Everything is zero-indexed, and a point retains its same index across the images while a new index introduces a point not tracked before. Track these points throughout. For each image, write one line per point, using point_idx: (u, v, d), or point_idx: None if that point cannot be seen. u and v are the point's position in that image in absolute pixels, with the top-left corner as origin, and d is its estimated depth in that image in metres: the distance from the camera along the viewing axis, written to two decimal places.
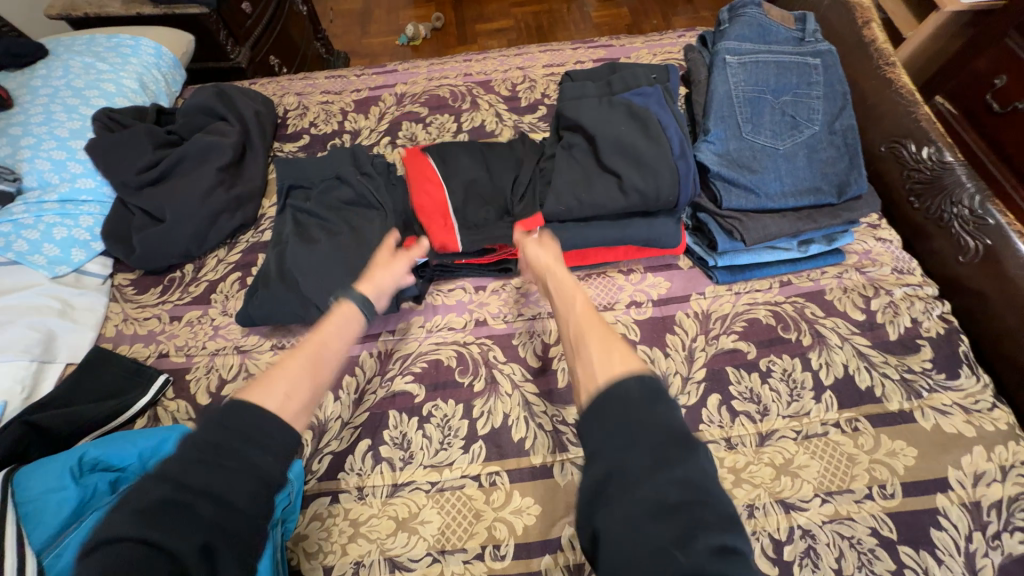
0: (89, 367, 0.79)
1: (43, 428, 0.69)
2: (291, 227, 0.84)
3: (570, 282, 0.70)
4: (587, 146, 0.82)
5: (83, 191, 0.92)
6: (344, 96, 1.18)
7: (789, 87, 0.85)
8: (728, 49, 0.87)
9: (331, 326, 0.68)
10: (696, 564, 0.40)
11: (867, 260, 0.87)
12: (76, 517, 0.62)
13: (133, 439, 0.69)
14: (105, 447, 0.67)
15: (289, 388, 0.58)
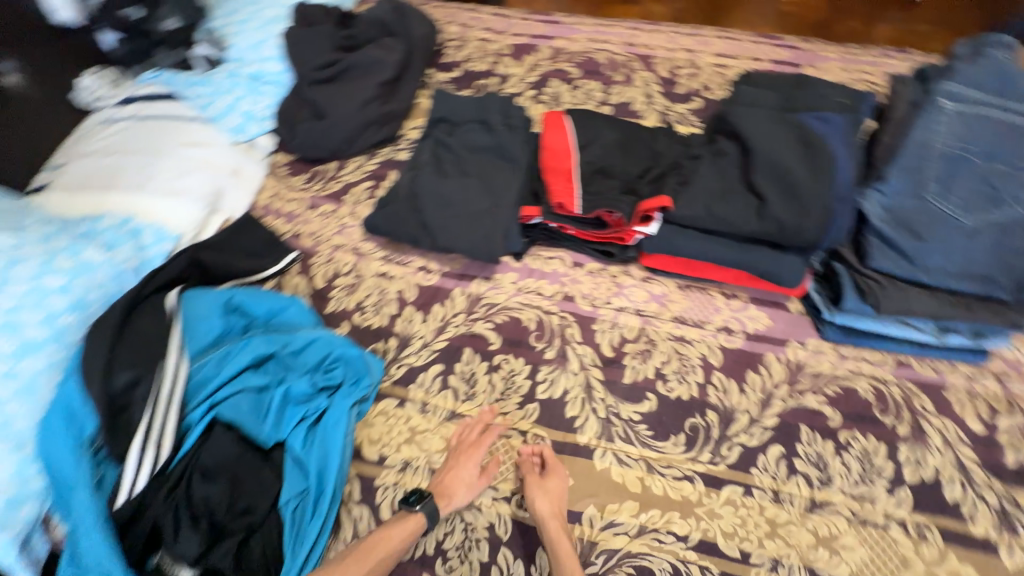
0: (240, 230, 0.92)
1: (205, 266, 0.86)
2: (430, 156, 0.89)
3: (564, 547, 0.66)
4: (738, 157, 0.78)
5: (269, 74, 1.05)
6: (504, 39, 1.19)
7: (1007, 154, 0.72)
8: (948, 91, 0.74)
9: (391, 537, 0.67)
10: None
11: (1012, 372, 0.76)
12: (215, 342, 0.78)
13: (267, 296, 0.82)
14: (247, 297, 0.80)
15: None
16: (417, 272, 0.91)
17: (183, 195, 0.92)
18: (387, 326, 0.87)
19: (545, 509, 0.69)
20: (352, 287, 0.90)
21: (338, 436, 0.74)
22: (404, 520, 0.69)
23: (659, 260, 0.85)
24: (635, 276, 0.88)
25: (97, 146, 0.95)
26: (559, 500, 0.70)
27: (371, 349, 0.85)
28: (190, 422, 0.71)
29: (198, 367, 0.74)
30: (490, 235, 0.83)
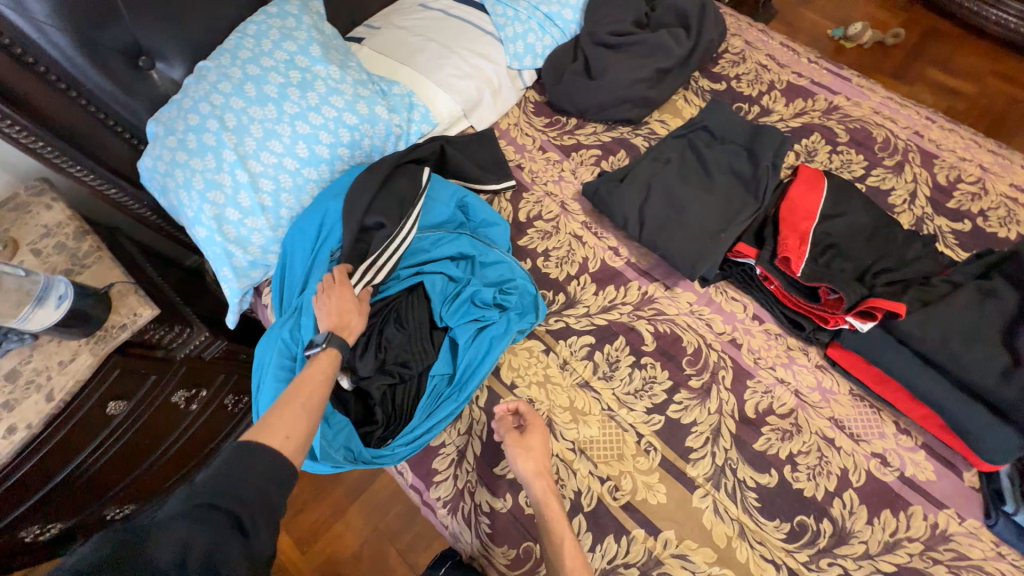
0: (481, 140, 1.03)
1: (446, 157, 0.98)
2: (676, 159, 0.93)
3: (558, 520, 0.69)
4: (1011, 311, 0.73)
5: (561, 20, 1.13)
6: (782, 72, 1.14)
7: None
8: None
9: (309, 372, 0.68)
10: None
11: None
12: (438, 224, 0.92)
13: (488, 207, 0.92)
14: (474, 201, 0.92)
15: (291, 428, 0.59)
16: (605, 249, 0.96)
17: (454, 92, 1.04)
18: (561, 281, 0.93)
19: (531, 471, 0.72)
20: (546, 234, 0.97)
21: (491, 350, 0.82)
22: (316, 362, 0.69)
23: (848, 357, 0.82)
24: (812, 359, 0.84)
25: (409, 24, 1.10)
26: (546, 476, 0.73)
27: (541, 292, 0.92)
28: (400, 275, 0.86)
29: (419, 238, 0.89)
30: (701, 252, 0.84)
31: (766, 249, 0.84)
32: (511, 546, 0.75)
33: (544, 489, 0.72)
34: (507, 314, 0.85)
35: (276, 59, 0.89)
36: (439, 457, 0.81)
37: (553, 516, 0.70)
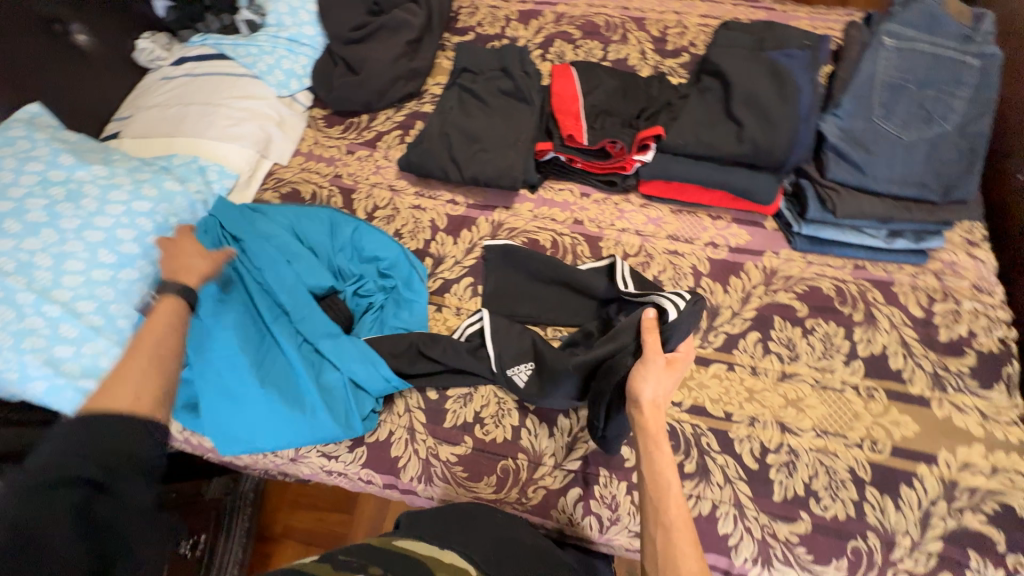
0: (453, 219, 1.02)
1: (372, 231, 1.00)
2: (455, 102, 1.03)
3: (663, 457, 0.64)
4: (721, 93, 0.91)
5: (305, 37, 1.17)
6: (511, 5, 1.32)
7: (937, 82, 0.83)
8: (889, 31, 0.86)
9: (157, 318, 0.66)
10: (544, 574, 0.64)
11: (948, 270, 0.91)
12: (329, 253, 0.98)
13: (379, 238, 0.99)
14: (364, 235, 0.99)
15: (141, 383, 0.57)
16: (446, 204, 1.05)
17: (239, 140, 1.05)
18: (422, 248, 1.01)
19: (644, 403, 0.67)
20: (389, 218, 1.04)
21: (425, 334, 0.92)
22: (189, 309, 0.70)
23: (655, 186, 1.00)
24: (635, 202, 1.02)
25: (159, 100, 1.08)
26: (657, 415, 0.67)
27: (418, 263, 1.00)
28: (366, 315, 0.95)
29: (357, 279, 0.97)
30: (514, 161, 0.96)
31: (555, 137, 0.99)
32: (488, 476, 0.82)
33: (659, 434, 0.66)
34: (395, 288, 0.97)
35: (25, 185, 0.84)
36: (394, 445, 0.85)
37: (658, 454, 0.64)
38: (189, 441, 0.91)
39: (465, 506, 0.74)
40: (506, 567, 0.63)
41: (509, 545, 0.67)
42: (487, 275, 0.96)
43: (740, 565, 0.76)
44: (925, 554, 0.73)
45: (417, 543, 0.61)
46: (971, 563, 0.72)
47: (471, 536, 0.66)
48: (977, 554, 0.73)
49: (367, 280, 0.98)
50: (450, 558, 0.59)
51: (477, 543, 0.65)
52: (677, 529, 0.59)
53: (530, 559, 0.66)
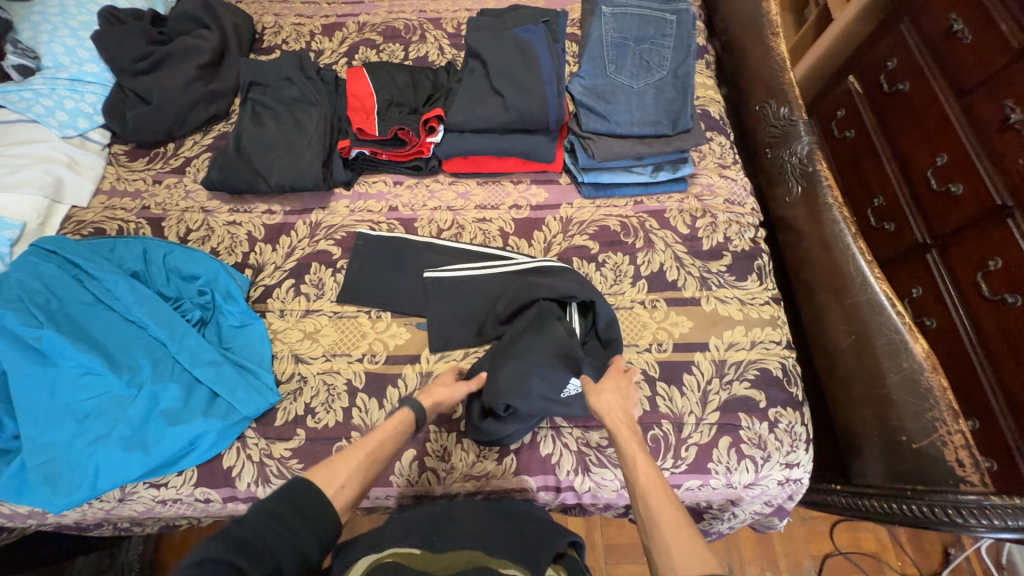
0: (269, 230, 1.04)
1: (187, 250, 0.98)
2: (251, 117, 1.06)
3: (631, 445, 0.69)
4: (483, 71, 1.04)
5: (89, 74, 1.14)
6: (314, 20, 1.37)
7: (647, 37, 1.04)
8: (605, 1, 1.07)
9: (386, 426, 0.72)
10: (539, 532, 0.74)
11: (706, 191, 1.08)
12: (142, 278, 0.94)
13: (196, 257, 0.96)
14: (178, 254, 0.96)
15: (347, 476, 0.64)
16: (263, 215, 1.07)
17: (20, 188, 1.00)
18: (241, 261, 1.02)
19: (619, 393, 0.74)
20: (205, 238, 1.04)
21: (255, 341, 0.92)
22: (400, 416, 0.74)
23: (456, 164, 1.08)
24: (443, 181, 1.10)
25: None
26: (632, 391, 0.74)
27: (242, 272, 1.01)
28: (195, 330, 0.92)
29: (178, 296, 0.94)
30: (310, 164, 1.01)
31: (350, 134, 1.06)
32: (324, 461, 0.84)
33: (621, 424, 0.73)
34: (217, 304, 0.94)
35: None
36: (225, 455, 0.85)
37: (625, 441, 0.70)
38: (1, 511, 0.84)
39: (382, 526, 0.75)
40: (450, 539, 0.70)
41: (440, 524, 0.73)
42: (354, 259, 1.01)
43: (565, 478, 0.85)
44: (707, 426, 0.86)
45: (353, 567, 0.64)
46: (743, 423, 0.86)
47: (400, 530, 0.72)
48: (746, 414, 0.87)
49: (187, 300, 0.93)
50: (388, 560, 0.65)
51: (411, 535, 0.71)
52: (653, 493, 0.62)
53: (471, 521, 0.74)
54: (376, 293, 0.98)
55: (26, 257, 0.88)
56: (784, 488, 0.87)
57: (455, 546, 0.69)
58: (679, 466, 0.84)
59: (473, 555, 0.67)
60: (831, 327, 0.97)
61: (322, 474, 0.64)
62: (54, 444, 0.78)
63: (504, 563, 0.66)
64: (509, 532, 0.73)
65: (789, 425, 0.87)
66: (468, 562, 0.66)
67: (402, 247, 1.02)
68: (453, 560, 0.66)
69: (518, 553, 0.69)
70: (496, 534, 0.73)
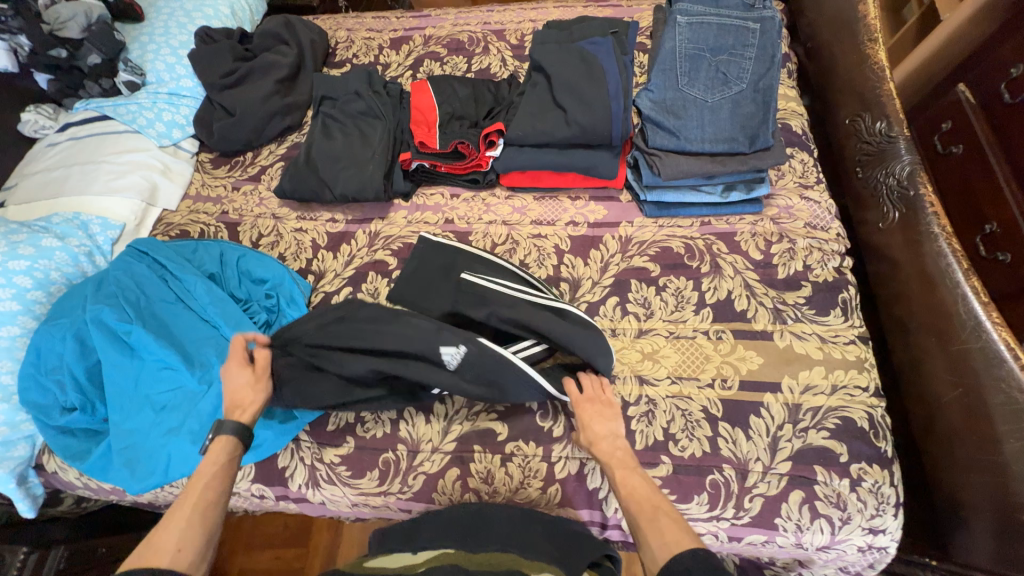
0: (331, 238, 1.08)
1: (258, 254, 1.03)
2: (321, 129, 1.11)
3: (610, 453, 0.73)
4: (546, 85, 1.01)
5: (185, 89, 1.24)
6: (383, 34, 1.42)
7: (726, 47, 0.97)
8: (680, 10, 1.01)
9: (200, 468, 0.69)
10: (572, 534, 0.73)
11: (783, 214, 0.98)
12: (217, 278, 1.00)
13: (265, 261, 1.02)
14: (249, 258, 1.02)
15: (180, 538, 0.60)
16: (327, 223, 1.11)
17: (122, 192, 1.11)
18: (305, 267, 1.06)
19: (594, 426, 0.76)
20: (274, 243, 1.10)
21: None
22: (213, 450, 0.71)
23: (514, 178, 1.07)
24: (500, 195, 1.09)
25: (44, 166, 1.15)
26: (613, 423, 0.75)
27: (305, 277, 1.05)
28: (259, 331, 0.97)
29: (247, 297, 0.99)
30: (372, 176, 1.04)
31: (412, 146, 1.08)
32: (370, 471, 0.86)
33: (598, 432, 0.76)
34: (280, 307, 0.99)
35: None
36: (281, 455, 0.88)
37: (604, 450, 0.74)
38: (89, 485, 0.93)
39: (420, 521, 0.78)
40: (484, 540, 0.71)
41: (476, 526, 0.74)
42: (409, 264, 1.02)
43: (612, 515, 0.81)
44: (776, 476, 0.78)
45: (393, 560, 0.67)
46: (819, 477, 0.77)
47: (438, 531, 0.74)
48: (823, 468, 0.78)
49: (254, 302, 0.99)
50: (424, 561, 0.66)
51: (448, 536, 0.72)
52: (634, 496, 0.66)
53: (505, 519, 0.75)
54: (417, 293, 0.98)
55: (122, 256, 0.97)
56: (865, 556, 0.77)
57: (491, 545, 0.69)
58: (741, 518, 0.77)
59: (506, 555, 0.66)
60: (932, 375, 0.85)
61: (153, 545, 0.59)
62: (135, 431, 0.84)
63: (538, 563, 0.65)
64: (546, 537, 0.72)
65: (875, 485, 0.76)
66: (501, 562, 0.64)
67: (456, 258, 1.00)
68: (486, 557, 0.66)
69: (552, 553, 0.69)
70: (528, 534, 0.73)
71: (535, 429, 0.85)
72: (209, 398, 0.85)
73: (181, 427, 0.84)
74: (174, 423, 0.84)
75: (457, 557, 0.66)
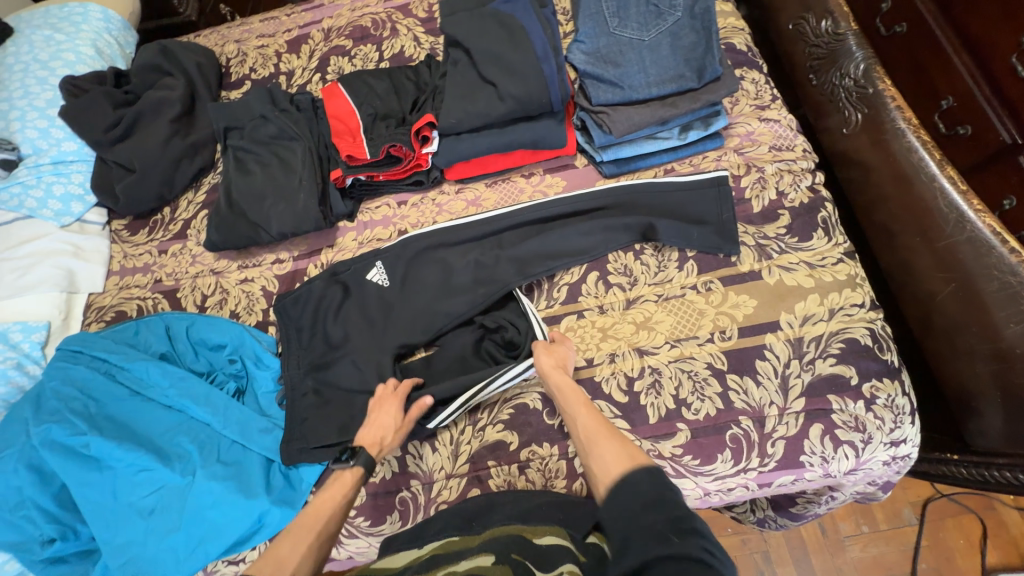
0: (284, 280, 1.00)
1: (207, 317, 0.94)
2: (234, 164, 0.99)
3: (561, 383, 0.73)
4: (468, 60, 0.92)
5: (69, 153, 1.09)
6: (277, 38, 1.27)
7: None
8: None
9: (327, 494, 0.68)
10: (580, 502, 0.72)
11: (746, 142, 0.93)
12: (171, 358, 0.92)
13: (215, 324, 0.93)
14: (197, 325, 0.93)
15: (298, 562, 0.60)
16: (274, 265, 1.02)
17: (36, 288, 0.99)
18: (263, 319, 0.98)
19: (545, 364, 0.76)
20: (222, 302, 1.00)
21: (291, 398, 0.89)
22: (337, 478, 0.70)
23: (459, 169, 0.99)
24: (449, 191, 1.01)
25: None
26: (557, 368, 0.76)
27: (267, 330, 0.97)
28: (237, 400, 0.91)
29: (211, 368, 0.92)
30: (307, 206, 0.94)
31: (340, 162, 0.97)
32: (389, 515, 0.82)
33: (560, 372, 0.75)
34: (248, 370, 0.92)
35: None
36: None
37: (560, 386, 0.72)
38: None
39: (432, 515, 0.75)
40: (489, 522, 0.68)
41: (482, 510, 0.72)
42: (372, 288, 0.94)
43: None
44: (793, 415, 0.77)
45: (398, 555, 0.64)
46: (834, 406, 0.76)
47: (445, 522, 0.70)
48: (836, 396, 0.77)
49: (219, 371, 0.92)
50: (429, 552, 0.63)
51: (452, 525, 0.69)
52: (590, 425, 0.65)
53: (513, 502, 0.73)
54: (390, 316, 0.92)
55: (57, 361, 0.87)
56: (891, 467, 0.78)
57: (496, 524, 0.67)
58: (767, 464, 0.76)
59: (510, 529, 0.64)
60: (922, 273, 0.84)
61: (268, 564, 0.59)
62: (129, 544, 0.77)
63: (543, 530, 0.62)
64: (552, 509, 0.70)
65: (889, 399, 0.76)
66: (504, 534, 0.63)
67: (420, 267, 0.95)
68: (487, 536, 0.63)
69: (558, 522, 0.66)
70: (527, 504, 0.72)
71: (545, 428, 0.82)
72: (198, 487, 0.78)
73: (178, 524, 0.77)
74: (170, 523, 0.77)
75: (462, 542, 0.63)
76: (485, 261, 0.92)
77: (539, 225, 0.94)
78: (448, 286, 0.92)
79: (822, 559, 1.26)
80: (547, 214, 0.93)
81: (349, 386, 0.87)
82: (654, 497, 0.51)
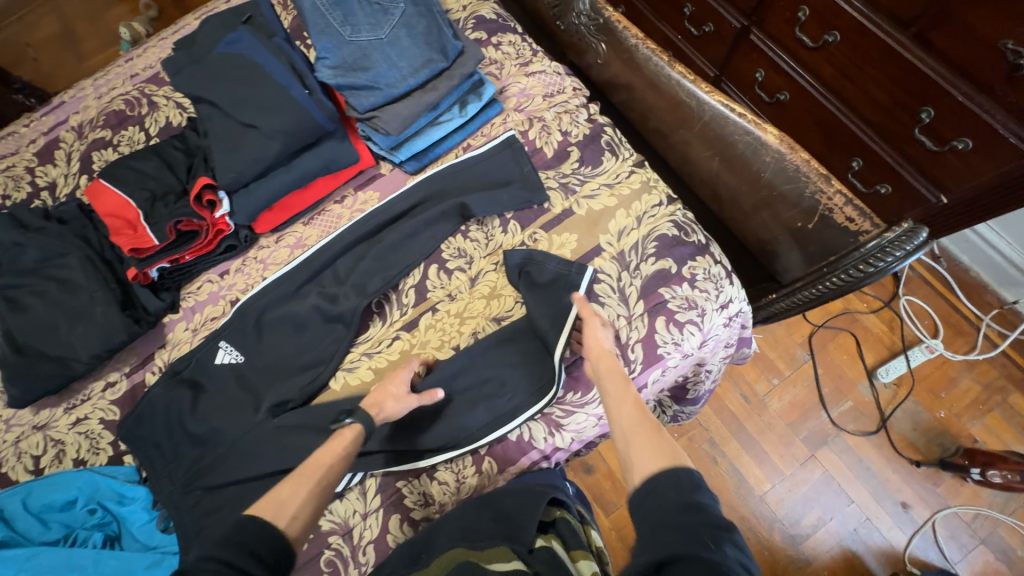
0: (122, 403, 0.90)
1: (41, 480, 0.82)
2: (6, 305, 0.86)
3: (614, 372, 0.72)
4: (219, 110, 0.88)
5: None
6: (23, 153, 1.12)
7: None
8: None
9: (328, 447, 0.69)
10: (518, 496, 0.74)
11: (522, 99, 0.99)
12: (10, 543, 0.79)
13: (54, 483, 0.82)
14: (32, 493, 0.81)
15: (299, 509, 0.61)
16: (105, 392, 0.91)
17: None
18: (115, 452, 0.88)
19: (592, 349, 0.75)
20: (58, 456, 0.87)
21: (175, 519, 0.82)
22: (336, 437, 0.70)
23: (267, 219, 0.94)
24: (267, 243, 0.96)
25: None
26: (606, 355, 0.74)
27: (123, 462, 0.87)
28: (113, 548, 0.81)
29: (69, 531, 0.81)
30: (109, 317, 0.85)
31: (131, 259, 0.89)
32: None
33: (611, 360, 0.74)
34: (114, 512, 0.82)
35: None
36: None
37: (608, 373, 0.72)
38: None
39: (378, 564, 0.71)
40: (435, 548, 0.68)
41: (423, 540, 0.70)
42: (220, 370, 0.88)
43: (546, 445, 0.82)
44: (639, 318, 0.84)
45: None
46: (666, 296, 0.85)
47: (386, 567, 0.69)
48: (665, 287, 0.85)
49: (79, 529, 0.81)
50: None
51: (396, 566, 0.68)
52: (630, 418, 0.65)
53: (455, 517, 0.72)
54: (252, 390, 0.87)
55: None
56: (732, 326, 0.88)
57: (440, 550, 0.67)
58: (636, 369, 0.82)
59: (457, 554, 0.64)
60: (698, 159, 0.96)
61: (272, 507, 0.61)
62: None
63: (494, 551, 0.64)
64: (495, 517, 0.71)
65: (706, 272, 0.87)
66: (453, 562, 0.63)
67: (262, 332, 0.89)
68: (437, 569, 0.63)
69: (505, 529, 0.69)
70: (471, 511, 0.73)
71: None
72: None
73: None
74: None
75: None
76: (324, 300, 0.89)
77: (366, 241, 0.93)
78: (304, 337, 0.88)
79: (753, 422, 1.41)
80: (366, 227, 0.92)
81: (229, 477, 0.80)
82: (685, 500, 0.53)
